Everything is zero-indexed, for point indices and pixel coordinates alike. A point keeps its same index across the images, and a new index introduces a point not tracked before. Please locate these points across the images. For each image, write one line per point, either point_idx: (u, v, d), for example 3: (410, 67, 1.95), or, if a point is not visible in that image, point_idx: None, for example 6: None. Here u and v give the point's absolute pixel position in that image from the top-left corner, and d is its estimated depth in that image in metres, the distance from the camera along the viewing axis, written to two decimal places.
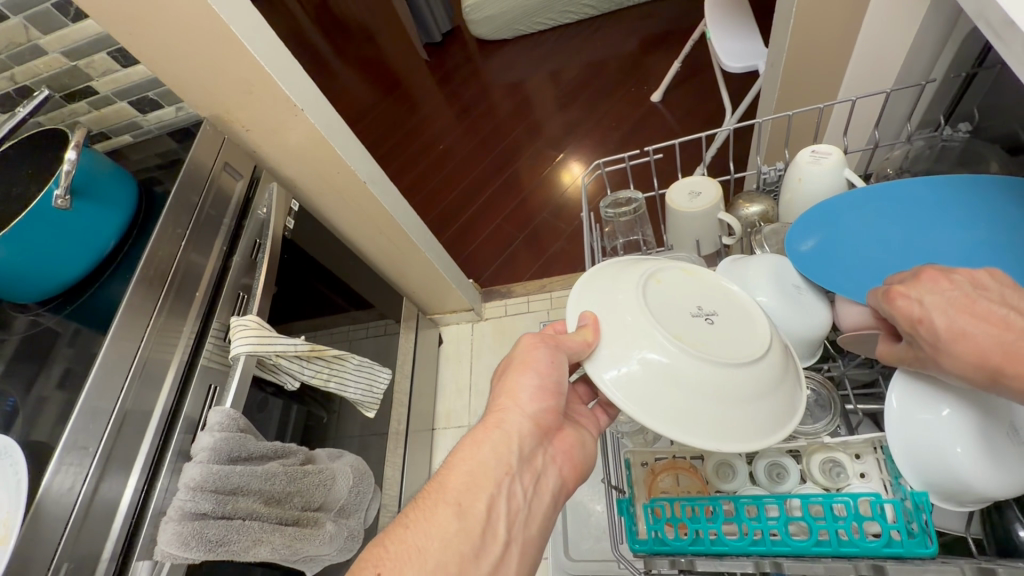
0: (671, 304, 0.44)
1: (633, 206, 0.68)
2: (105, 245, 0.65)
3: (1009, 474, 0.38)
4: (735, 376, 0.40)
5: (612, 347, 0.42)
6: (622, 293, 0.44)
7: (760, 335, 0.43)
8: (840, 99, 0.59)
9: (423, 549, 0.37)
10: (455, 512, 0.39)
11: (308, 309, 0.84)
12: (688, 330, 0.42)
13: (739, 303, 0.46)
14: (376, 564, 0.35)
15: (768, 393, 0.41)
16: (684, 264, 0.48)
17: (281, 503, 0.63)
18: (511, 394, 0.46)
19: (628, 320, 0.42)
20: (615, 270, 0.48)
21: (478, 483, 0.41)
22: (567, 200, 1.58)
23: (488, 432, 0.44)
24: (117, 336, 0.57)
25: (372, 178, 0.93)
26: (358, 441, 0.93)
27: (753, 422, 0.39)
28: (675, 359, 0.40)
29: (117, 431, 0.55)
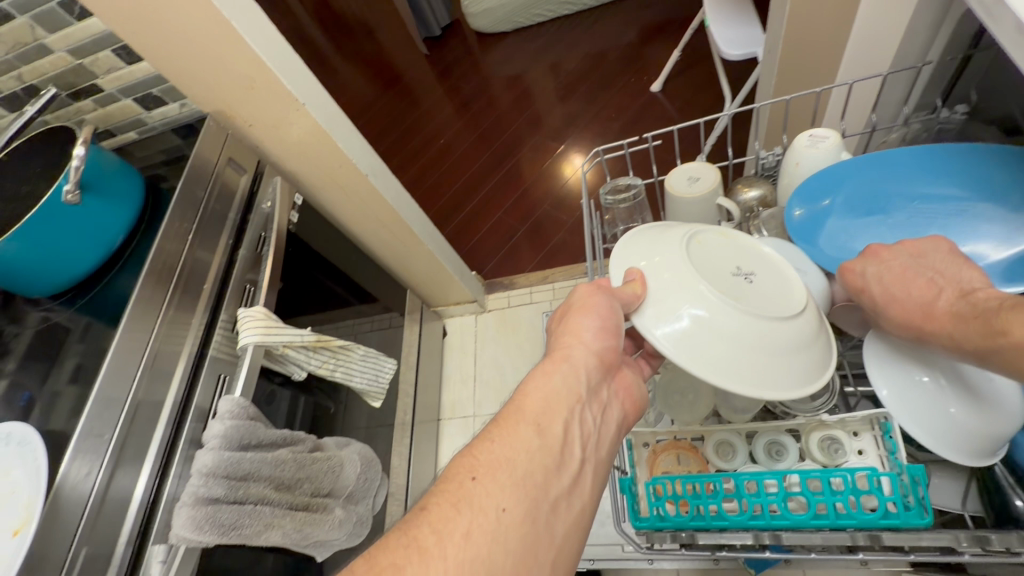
0: (712, 264, 0.45)
1: (633, 192, 0.69)
2: (114, 240, 0.66)
3: (996, 413, 0.41)
4: (780, 328, 0.41)
5: (660, 302, 0.43)
6: (664, 254, 0.45)
7: (797, 292, 0.45)
8: (837, 83, 0.60)
9: (510, 459, 0.36)
10: (535, 431, 0.38)
11: (315, 301, 0.86)
12: (731, 287, 0.44)
13: (775, 263, 0.48)
14: (471, 469, 0.36)
15: (809, 346, 0.42)
16: (719, 228, 0.50)
17: (291, 489, 0.65)
18: (575, 332, 0.43)
19: (673, 278, 0.43)
20: (655, 233, 0.49)
21: (554, 407, 0.39)
22: (568, 191, 1.59)
23: (557, 364, 0.42)
24: (128, 329, 0.58)
25: (374, 172, 0.94)
26: (365, 431, 0.95)
27: (794, 372, 0.41)
28: (720, 312, 0.41)
29: (130, 422, 0.56)
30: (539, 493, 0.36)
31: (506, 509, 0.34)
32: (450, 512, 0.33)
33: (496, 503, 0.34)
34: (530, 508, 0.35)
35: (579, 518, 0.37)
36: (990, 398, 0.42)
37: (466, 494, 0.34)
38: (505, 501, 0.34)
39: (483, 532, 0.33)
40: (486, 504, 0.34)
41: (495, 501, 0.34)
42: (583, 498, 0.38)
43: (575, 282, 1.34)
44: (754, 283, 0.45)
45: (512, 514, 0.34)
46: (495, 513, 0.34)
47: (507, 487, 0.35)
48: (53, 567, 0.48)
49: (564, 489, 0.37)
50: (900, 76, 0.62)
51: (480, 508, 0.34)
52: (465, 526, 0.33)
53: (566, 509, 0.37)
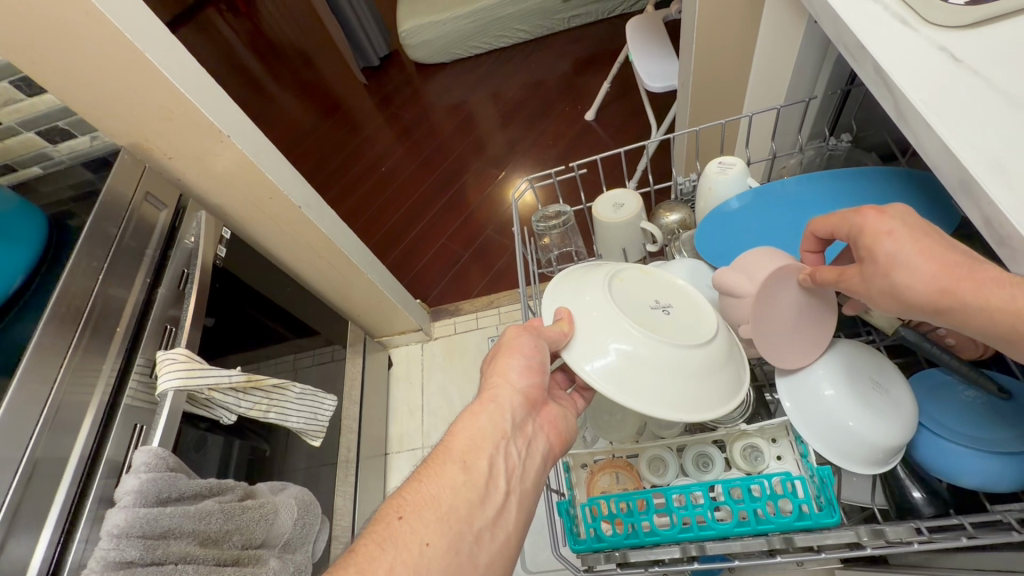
0: (633, 299, 0.49)
1: (562, 219, 0.71)
2: (10, 283, 0.59)
3: (888, 421, 0.44)
4: (697, 355, 0.45)
5: (589, 339, 0.46)
6: (591, 293, 0.49)
7: (711, 319, 0.49)
8: (741, 114, 0.65)
9: (437, 496, 0.38)
10: (461, 467, 0.40)
11: (246, 337, 0.82)
12: (651, 320, 0.48)
13: (689, 294, 0.52)
14: (397, 509, 0.37)
15: (725, 369, 0.46)
16: (638, 265, 0.54)
17: (218, 543, 0.60)
18: (502, 373, 0.46)
19: (598, 316, 0.47)
20: (580, 274, 0.52)
21: (479, 443, 0.42)
22: (510, 216, 1.62)
23: (483, 405, 0.44)
24: (25, 379, 0.53)
25: (307, 202, 0.92)
26: (306, 473, 0.90)
27: (711, 395, 0.45)
28: (642, 344, 0.45)
29: (27, 482, 0.51)
30: (464, 525, 0.37)
31: (430, 543, 0.36)
32: (375, 550, 0.35)
33: (420, 537, 0.36)
34: (453, 539, 0.37)
35: (503, 548, 0.39)
36: (885, 406, 0.45)
37: (391, 532, 0.36)
38: (429, 536, 0.36)
39: (407, 567, 0.34)
40: (409, 544, 0.35)
41: (420, 537, 0.36)
42: (507, 530, 0.39)
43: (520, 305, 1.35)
44: (672, 315, 0.49)
45: (437, 547, 0.36)
46: (418, 549, 0.35)
47: (432, 523, 0.37)
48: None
49: (489, 520, 0.39)
50: (794, 109, 0.69)
51: (404, 546, 0.35)
52: (389, 563, 0.34)
53: (490, 539, 0.38)
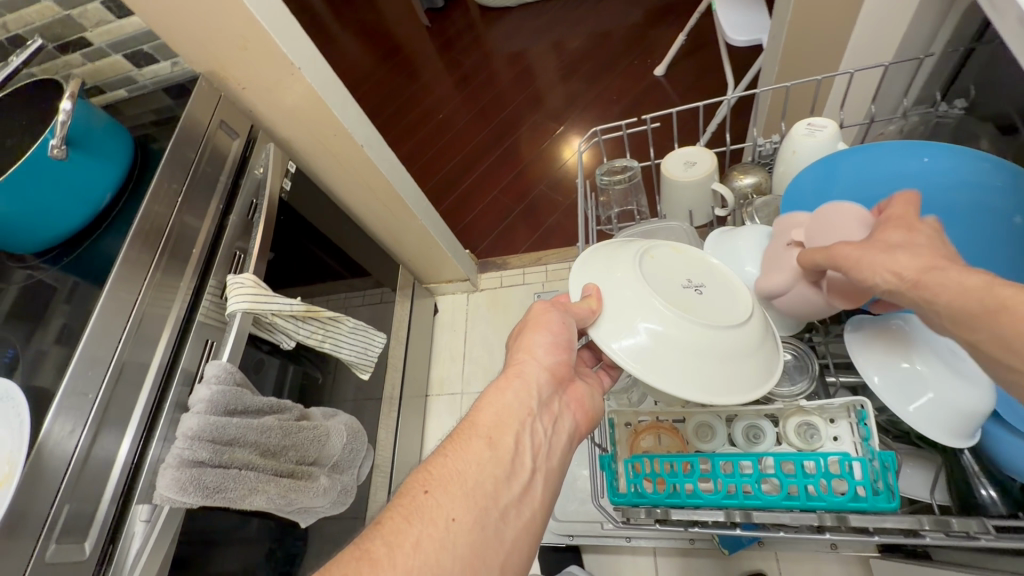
0: (664, 277, 0.48)
1: (628, 174, 0.68)
2: (100, 199, 0.64)
3: (975, 387, 0.42)
4: (730, 338, 0.44)
5: (617, 318, 0.45)
6: (620, 270, 0.48)
7: (745, 301, 0.47)
8: (839, 72, 0.60)
9: (461, 472, 0.38)
10: (486, 444, 0.40)
11: (306, 271, 0.86)
12: (683, 299, 0.46)
13: (722, 273, 0.50)
14: (422, 483, 0.37)
15: (759, 351, 0.45)
16: (669, 242, 0.52)
17: (276, 456, 0.66)
18: (528, 349, 0.47)
19: (627, 294, 0.46)
20: (609, 251, 0.51)
21: (506, 419, 0.42)
22: (565, 174, 1.58)
23: (509, 380, 0.44)
24: (114, 289, 0.58)
25: (369, 142, 0.92)
26: (352, 403, 0.95)
27: (743, 379, 0.44)
28: (673, 323, 0.44)
29: (116, 381, 0.56)
30: (489, 501, 0.37)
31: (456, 519, 0.35)
32: (402, 524, 0.34)
33: (445, 513, 0.35)
34: (479, 515, 0.36)
35: (528, 525, 0.38)
36: (972, 373, 0.43)
37: (417, 507, 0.35)
38: (454, 511, 0.36)
39: (434, 541, 0.34)
40: (435, 517, 0.35)
41: (445, 512, 0.35)
42: (532, 508, 0.39)
43: (568, 264, 1.34)
44: (705, 294, 0.48)
45: (463, 523, 0.35)
46: (444, 523, 0.35)
47: (458, 498, 0.36)
48: (31, 528, 0.48)
49: (513, 497, 0.38)
50: (902, 68, 0.62)
51: (431, 520, 0.35)
52: (416, 535, 0.34)
53: (515, 517, 0.38)
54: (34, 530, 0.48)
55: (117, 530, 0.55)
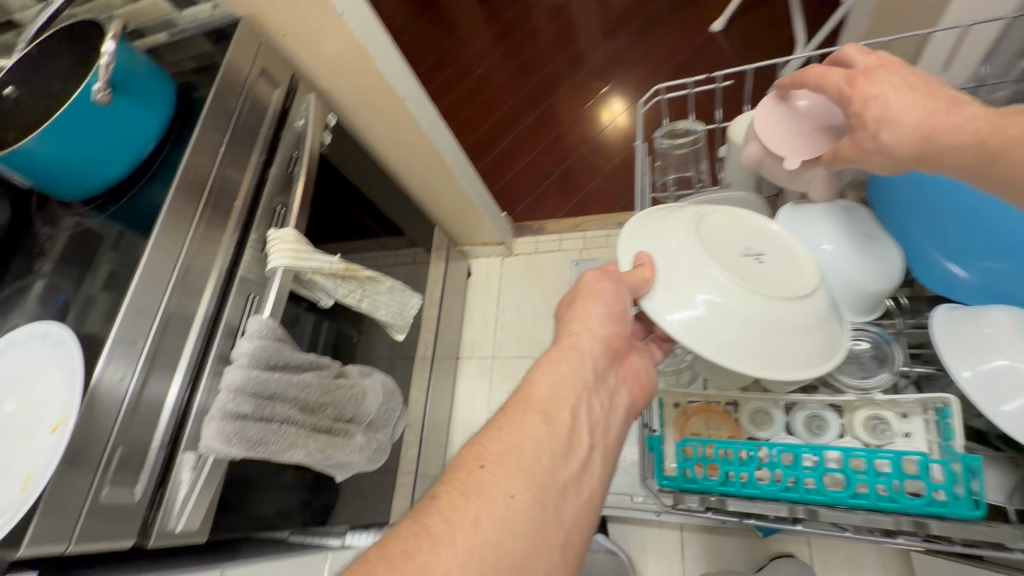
0: (720, 245, 0.45)
1: (691, 137, 0.64)
2: (144, 148, 0.62)
3: None
4: (795, 312, 0.41)
5: (672, 288, 0.42)
6: (675, 238, 0.45)
7: (807, 273, 0.44)
8: (945, 27, 0.53)
9: (518, 446, 0.36)
10: (542, 418, 0.38)
11: (344, 228, 0.84)
12: (743, 269, 0.43)
13: (782, 244, 0.47)
14: (478, 458, 0.35)
15: (821, 326, 0.42)
16: (725, 209, 0.49)
17: (315, 412, 0.66)
18: (582, 321, 0.43)
19: (683, 263, 0.43)
20: (659, 216, 0.48)
21: (561, 393, 0.40)
22: (608, 137, 1.51)
23: (563, 352, 0.42)
24: (159, 239, 0.57)
25: (410, 96, 0.89)
26: (386, 361, 0.96)
27: (807, 355, 0.41)
28: (733, 294, 0.41)
29: (163, 330, 0.57)
30: (548, 478, 0.35)
31: (515, 496, 0.34)
32: (459, 500, 0.33)
33: (504, 489, 0.34)
34: (539, 492, 0.35)
35: (579, 493, 0.37)
36: None
37: (473, 482, 0.34)
38: (513, 488, 0.34)
39: (493, 518, 0.32)
40: (494, 493, 0.33)
41: (504, 488, 0.34)
42: (592, 483, 0.38)
43: (606, 232, 1.30)
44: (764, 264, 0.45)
45: (522, 500, 0.34)
46: (503, 500, 0.33)
47: (515, 474, 0.35)
48: (91, 457, 0.50)
49: (573, 474, 0.37)
50: None
51: (488, 497, 0.33)
52: (474, 512, 0.32)
53: (576, 494, 0.36)
54: (94, 459, 0.50)
55: (165, 475, 0.56)
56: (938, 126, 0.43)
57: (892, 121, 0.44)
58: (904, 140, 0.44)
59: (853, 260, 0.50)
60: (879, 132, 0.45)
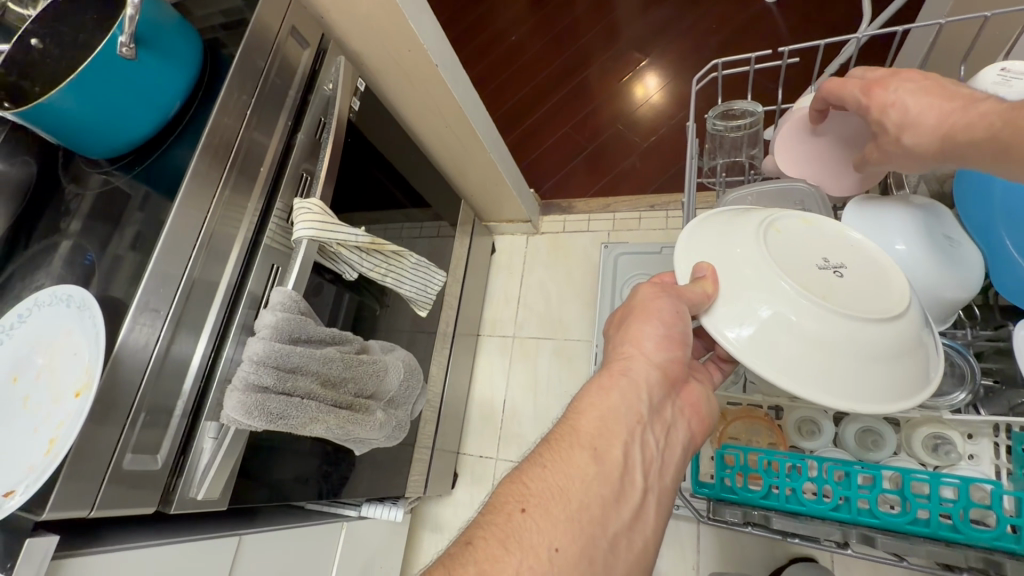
0: (794, 254, 0.42)
1: (748, 120, 0.61)
2: (170, 107, 0.60)
3: None
4: (877, 335, 0.38)
5: (734, 301, 0.40)
6: (741, 245, 0.42)
7: (897, 290, 0.40)
8: None
9: (564, 490, 0.36)
10: (591, 456, 0.38)
11: (370, 199, 0.82)
12: (819, 283, 0.40)
13: (866, 256, 0.44)
14: (520, 500, 0.36)
15: (905, 350, 0.38)
16: (803, 213, 0.45)
17: (336, 386, 0.65)
18: (636, 341, 0.44)
19: (748, 273, 0.41)
20: (726, 221, 0.46)
21: (611, 427, 0.40)
22: (645, 113, 1.43)
23: (614, 379, 0.42)
24: (184, 203, 0.55)
25: (444, 62, 0.84)
26: (408, 336, 0.95)
27: (886, 382, 0.38)
28: (802, 311, 0.38)
29: (186, 297, 0.56)
30: (597, 528, 0.36)
31: (559, 549, 0.34)
32: (499, 552, 0.33)
33: (548, 542, 0.34)
34: (586, 544, 0.35)
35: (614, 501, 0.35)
36: None
37: (514, 529, 0.34)
38: (557, 540, 0.34)
39: (536, 570, 0.33)
40: (536, 545, 0.34)
41: (547, 540, 0.34)
42: (644, 534, 0.38)
43: (638, 214, 1.25)
44: (843, 277, 0.42)
45: (566, 553, 0.34)
46: (548, 555, 0.33)
47: (561, 523, 0.35)
48: (119, 414, 0.49)
49: (624, 523, 0.37)
50: None
51: (531, 549, 0.33)
52: (515, 567, 0.32)
53: (627, 546, 0.37)
54: (121, 416, 0.50)
55: (187, 443, 0.57)
56: (958, 125, 0.39)
57: (911, 125, 0.41)
58: (927, 141, 0.41)
59: (929, 266, 0.46)
60: (900, 136, 0.42)
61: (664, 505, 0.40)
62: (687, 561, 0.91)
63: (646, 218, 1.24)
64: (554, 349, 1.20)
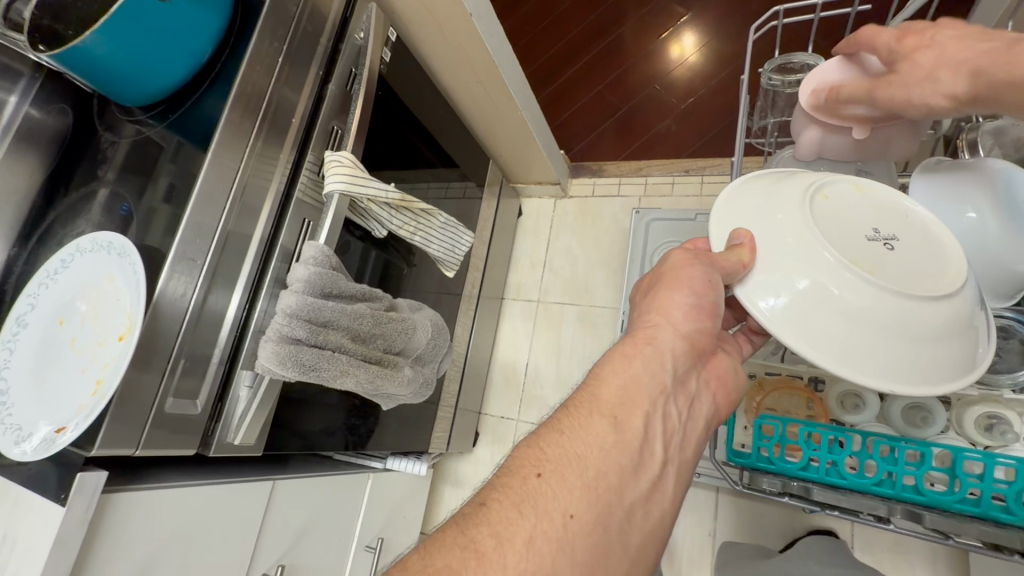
0: (842, 224, 0.39)
1: (806, 75, 0.57)
2: (202, 52, 0.59)
3: None
4: (927, 314, 0.36)
5: (772, 271, 0.38)
6: (784, 212, 0.40)
7: (954, 267, 0.38)
8: None
9: (581, 458, 0.36)
10: (611, 425, 0.38)
11: (399, 155, 0.80)
12: (867, 256, 0.38)
13: (921, 228, 0.41)
14: (536, 465, 0.36)
15: (956, 330, 0.36)
16: (855, 178, 0.42)
17: (365, 342, 0.66)
18: (662, 310, 0.43)
19: (789, 242, 0.38)
20: (769, 185, 0.43)
21: (633, 397, 0.39)
22: (684, 72, 1.36)
23: (638, 347, 0.42)
24: (218, 153, 0.55)
25: (478, 12, 0.80)
26: (434, 296, 0.95)
27: (932, 364, 0.36)
28: (846, 285, 0.36)
29: (221, 250, 0.56)
30: (614, 497, 0.35)
31: (573, 516, 0.34)
32: (513, 515, 0.33)
33: (563, 509, 0.34)
34: (601, 514, 0.34)
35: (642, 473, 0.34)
36: None
37: (529, 493, 0.34)
38: (572, 507, 0.34)
39: (549, 538, 0.32)
40: (550, 510, 0.33)
41: (562, 507, 0.34)
42: (662, 506, 0.38)
43: (671, 180, 1.20)
44: (894, 251, 0.39)
45: (580, 522, 0.34)
46: (563, 520, 0.33)
47: (577, 490, 0.35)
48: (159, 360, 0.51)
49: (641, 493, 0.37)
50: None
51: (546, 514, 0.33)
52: (528, 531, 0.32)
53: (643, 516, 0.36)
54: (161, 363, 0.51)
55: (224, 391, 0.58)
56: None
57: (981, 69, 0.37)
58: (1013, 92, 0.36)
59: (1002, 235, 0.43)
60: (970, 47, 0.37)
61: (683, 479, 0.40)
62: (704, 527, 0.92)
63: (680, 184, 1.20)
64: (579, 315, 1.19)
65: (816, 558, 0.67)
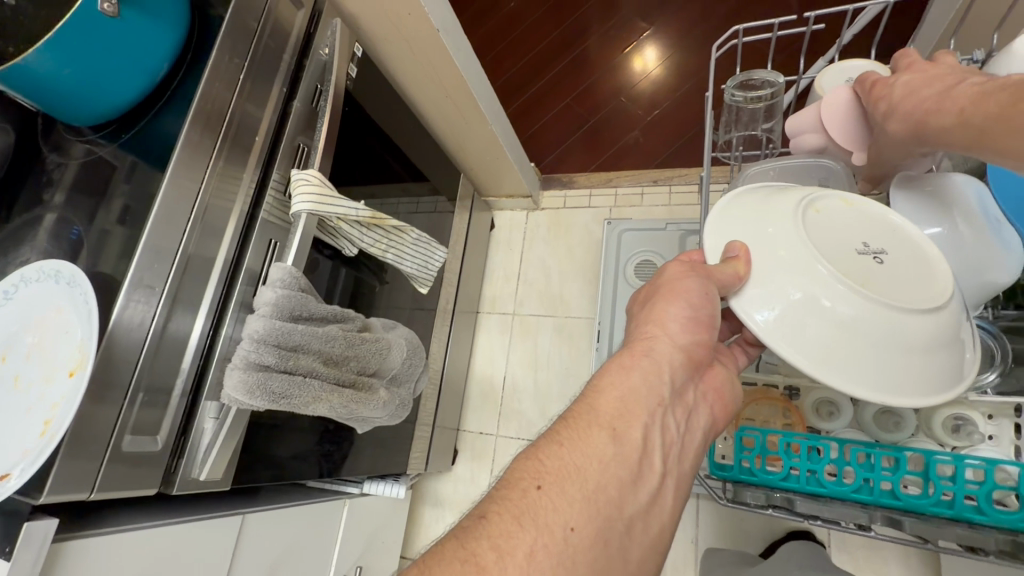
0: (833, 238, 0.40)
1: (767, 92, 0.59)
2: (158, 70, 0.56)
3: None
4: (914, 325, 0.37)
5: (765, 283, 0.39)
6: (778, 226, 0.41)
7: (938, 282, 0.39)
8: None
9: (581, 470, 0.35)
10: (610, 436, 0.37)
11: (368, 171, 0.79)
12: (856, 270, 0.39)
13: (904, 243, 0.42)
14: (535, 477, 0.35)
15: (941, 342, 0.37)
16: (844, 193, 0.44)
17: (339, 365, 0.64)
18: (660, 321, 0.43)
19: (782, 255, 0.39)
20: (764, 198, 0.44)
21: (632, 408, 0.39)
22: (648, 86, 1.39)
23: (636, 359, 0.41)
24: (177, 172, 0.53)
25: (446, 27, 0.80)
26: (408, 314, 0.93)
27: (920, 376, 0.37)
28: (836, 296, 0.37)
29: (182, 275, 0.53)
30: (613, 511, 0.35)
31: (574, 529, 0.33)
32: (513, 528, 0.32)
33: (563, 522, 0.33)
34: (602, 526, 0.34)
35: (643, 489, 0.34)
36: None
37: (529, 506, 0.33)
38: (573, 520, 0.33)
39: (549, 552, 0.32)
40: (551, 524, 0.33)
41: (564, 520, 0.33)
42: (661, 519, 0.37)
43: (641, 190, 1.22)
44: (882, 264, 0.40)
45: (581, 534, 0.33)
46: (563, 533, 0.33)
47: (577, 503, 0.34)
48: (117, 392, 0.48)
49: (640, 506, 0.36)
50: None
51: (546, 528, 0.32)
52: (529, 545, 0.31)
53: (643, 529, 0.36)
54: (118, 396, 0.48)
55: (188, 423, 0.55)
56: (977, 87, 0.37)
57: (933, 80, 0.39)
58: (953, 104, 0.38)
59: (963, 244, 0.45)
60: None
61: (679, 491, 0.40)
62: (687, 533, 0.92)
63: (650, 194, 1.22)
64: (555, 326, 1.19)
65: (798, 560, 0.68)
